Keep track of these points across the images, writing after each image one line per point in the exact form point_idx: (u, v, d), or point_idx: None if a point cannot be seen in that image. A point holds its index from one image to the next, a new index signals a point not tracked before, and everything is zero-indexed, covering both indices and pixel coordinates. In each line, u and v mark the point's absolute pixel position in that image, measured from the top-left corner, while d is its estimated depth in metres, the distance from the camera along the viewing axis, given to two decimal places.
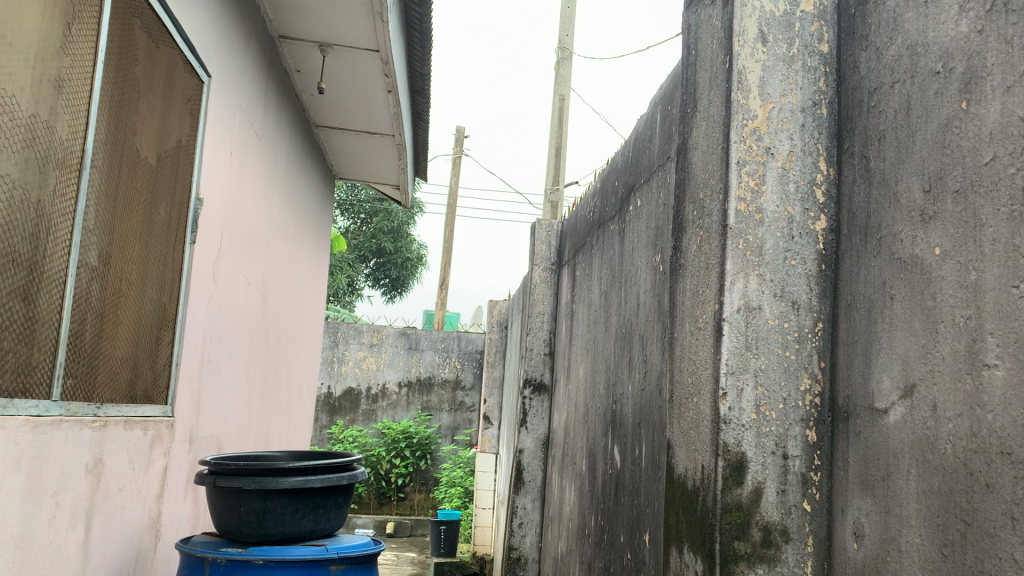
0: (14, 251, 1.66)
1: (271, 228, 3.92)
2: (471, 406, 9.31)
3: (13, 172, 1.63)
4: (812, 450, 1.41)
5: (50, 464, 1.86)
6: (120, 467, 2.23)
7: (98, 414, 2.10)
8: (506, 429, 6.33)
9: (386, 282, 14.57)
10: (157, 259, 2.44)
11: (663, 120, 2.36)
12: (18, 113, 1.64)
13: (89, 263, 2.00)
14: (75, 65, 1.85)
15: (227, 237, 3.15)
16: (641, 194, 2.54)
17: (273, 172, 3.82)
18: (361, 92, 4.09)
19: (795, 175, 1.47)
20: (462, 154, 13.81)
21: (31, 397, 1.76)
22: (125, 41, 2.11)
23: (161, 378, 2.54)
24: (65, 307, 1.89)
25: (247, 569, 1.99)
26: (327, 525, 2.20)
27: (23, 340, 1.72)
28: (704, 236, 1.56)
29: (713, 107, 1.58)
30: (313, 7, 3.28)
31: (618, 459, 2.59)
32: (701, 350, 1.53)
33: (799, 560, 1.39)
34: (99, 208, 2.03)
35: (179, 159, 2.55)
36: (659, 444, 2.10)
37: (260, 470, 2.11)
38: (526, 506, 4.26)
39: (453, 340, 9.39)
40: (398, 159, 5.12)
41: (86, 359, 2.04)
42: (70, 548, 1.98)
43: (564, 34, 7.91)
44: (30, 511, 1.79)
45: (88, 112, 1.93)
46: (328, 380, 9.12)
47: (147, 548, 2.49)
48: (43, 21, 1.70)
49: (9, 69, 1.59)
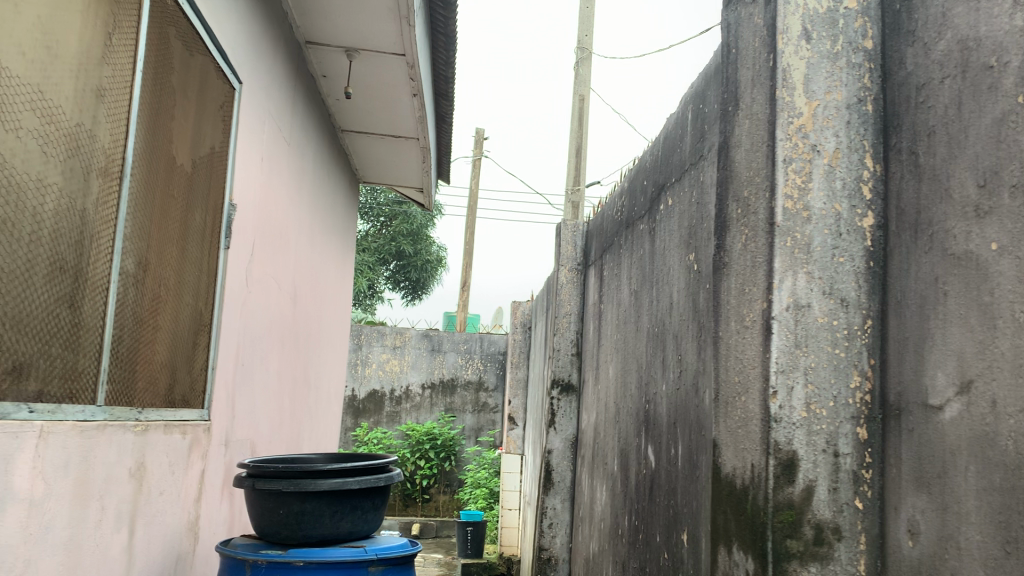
0: (62, 259, 1.69)
1: (300, 232, 3.94)
2: (494, 407, 9.35)
3: (59, 181, 1.66)
4: (863, 448, 1.40)
5: (95, 470, 1.88)
6: (160, 470, 2.26)
7: (140, 418, 2.13)
8: (532, 430, 6.25)
9: (406, 285, 14.64)
10: (193, 267, 2.47)
11: (693, 119, 2.35)
12: (63, 122, 1.67)
13: (128, 270, 2.02)
14: (115, 73, 1.88)
15: (259, 245, 3.19)
16: (672, 192, 2.54)
17: (301, 177, 3.85)
18: (387, 96, 4.11)
19: (841, 172, 1.47)
20: (481, 157, 13.90)
21: (78, 402, 1.79)
22: (161, 50, 2.13)
23: (199, 383, 2.58)
24: (107, 315, 1.91)
25: (288, 570, 2.02)
26: (364, 527, 2.23)
27: (70, 347, 1.75)
28: (750, 235, 1.55)
29: (755, 105, 1.57)
30: (341, 12, 3.30)
31: (652, 459, 2.59)
32: (748, 349, 1.52)
33: (853, 558, 1.38)
34: (137, 216, 2.05)
35: (213, 165, 2.58)
36: (696, 446, 2.09)
37: (298, 472, 2.13)
38: (555, 507, 4.23)
39: (476, 341, 9.43)
40: (422, 163, 5.14)
41: (127, 366, 2.06)
42: (114, 554, 2.01)
43: (583, 34, 7.92)
44: (78, 515, 1.82)
45: (127, 118, 1.95)
46: (353, 381, 9.18)
47: (186, 551, 2.52)
48: (85, 32, 1.73)
49: (54, 80, 1.62)
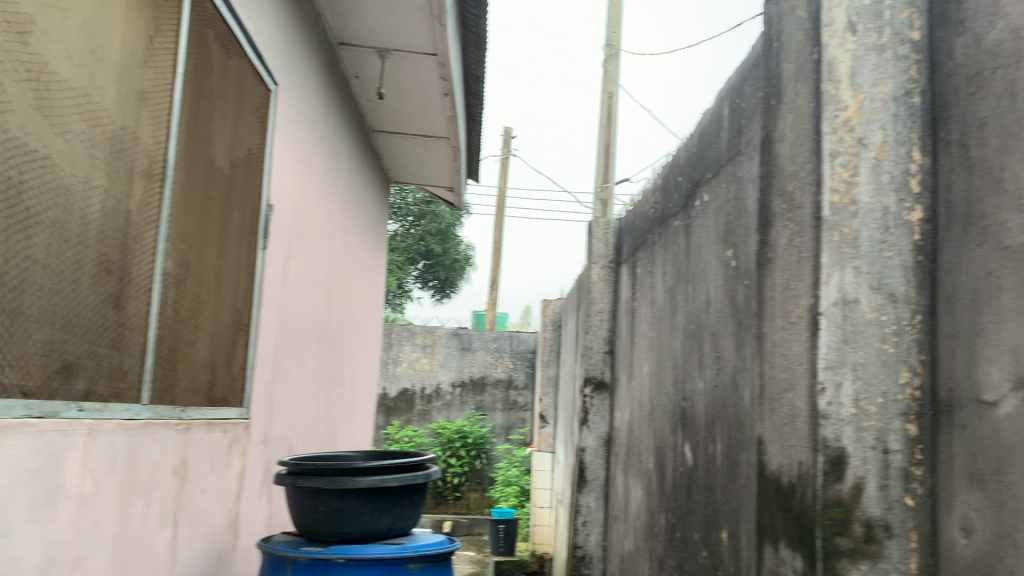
0: (107, 260, 1.71)
1: (333, 232, 3.97)
2: (524, 405, 9.36)
3: (103, 183, 1.68)
4: (913, 445, 1.38)
5: (141, 468, 1.91)
6: (202, 468, 2.29)
7: (183, 417, 2.16)
8: (563, 428, 6.25)
9: (434, 284, 14.70)
10: (232, 267, 2.50)
11: (730, 114, 2.33)
12: (107, 124, 1.69)
13: (170, 271, 2.05)
14: (156, 76, 1.90)
15: (296, 244, 3.23)
16: (708, 188, 2.52)
17: (334, 177, 3.88)
18: (419, 96, 4.13)
19: (888, 165, 1.46)
20: (508, 156, 13.91)
21: (123, 401, 1.82)
22: (200, 53, 2.15)
23: (239, 381, 2.61)
24: (151, 315, 1.94)
25: (328, 567, 2.04)
26: (403, 524, 2.24)
27: (115, 346, 1.77)
28: (796, 230, 1.60)
29: (800, 99, 1.62)
30: (374, 13, 3.31)
31: (689, 457, 2.58)
32: (795, 344, 1.55)
33: (904, 556, 1.35)
34: (178, 217, 2.08)
35: (251, 166, 2.61)
36: (735, 443, 2.07)
37: (337, 470, 2.14)
38: (589, 505, 4.23)
39: (505, 340, 9.43)
40: (452, 162, 5.15)
41: (170, 365, 2.09)
42: (158, 550, 2.04)
43: (611, 30, 7.89)
44: (126, 512, 1.84)
45: (169, 121, 1.97)
46: (384, 380, 9.24)
47: (227, 548, 2.55)
48: (128, 36, 1.75)
49: (98, 83, 1.64)
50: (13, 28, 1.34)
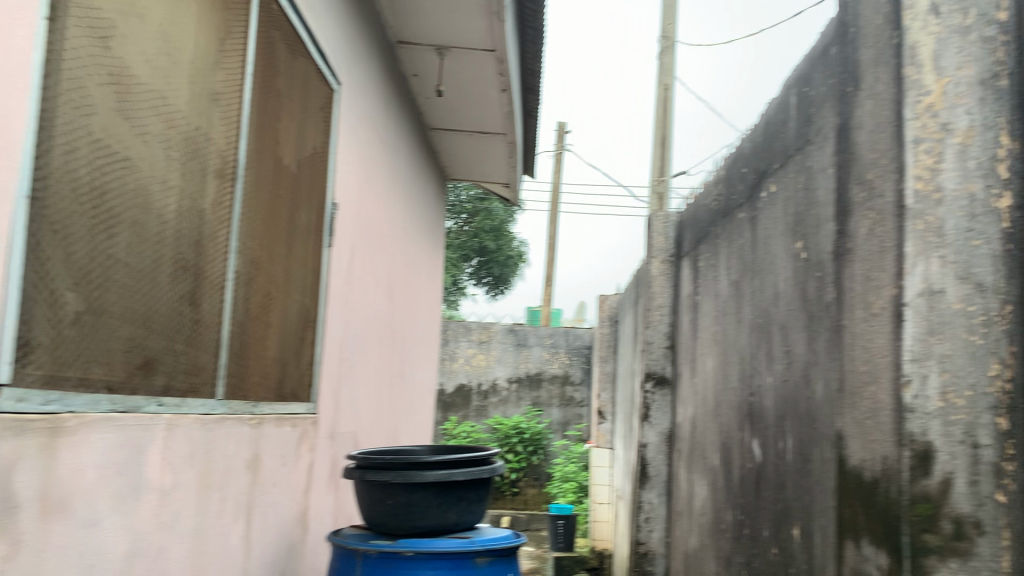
0: (183, 258, 1.75)
1: (393, 229, 4.01)
2: (581, 401, 9.33)
3: (179, 183, 1.72)
4: (1004, 440, 1.35)
5: (216, 461, 1.95)
6: (273, 462, 2.34)
7: (254, 412, 2.20)
8: (621, 424, 6.21)
9: (489, 280, 14.76)
10: (300, 265, 2.54)
11: (797, 103, 2.28)
12: (183, 125, 1.73)
13: (241, 269, 2.09)
14: (227, 77, 1.93)
15: (360, 242, 3.27)
16: (775, 179, 2.48)
17: (394, 174, 3.91)
18: (477, 92, 4.14)
19: (975, 151, 1.44)
20: (562, 151, 13.87)
21: (200, 396, 1.86)
22: (268, 54, 2.19)
23: (307, 377, 2.65)
24: (224, 311, 1.98)
25: (398, 560, 2.06)
26: (469, 518, 2.25)
27: (192, 342, 1.82)
28: (876, 219, 1.56)
29: (880, 84, 1.59)
30: (433, 10, 3.33)
31: (758, 453, 2.54)
32: (877, 337, 1.52)
33: (995, 554, 1.32)
34: (249, 215, 2.12)
35: (316, 165, 2.64)
36: (807, 439, 2.03)
37: (404, 464, 2.16)
38: (652, 501, 4.19)
39: (561, 336, 9.39)
40: (509, 158, 5.15)
41: (243, 361, 2.14)
42: (233, 542, 2.08)
43: (666, 22, 7.81)
44: (203, 504, 1.89)
45: (239, 120, 2.01)
46: (441, 376, 9.31)
47: (297, 541, 2.59)
48: (200, 38, 1.79)
49: (174, 85, 1.68)
50: (95, 33, 1.38)
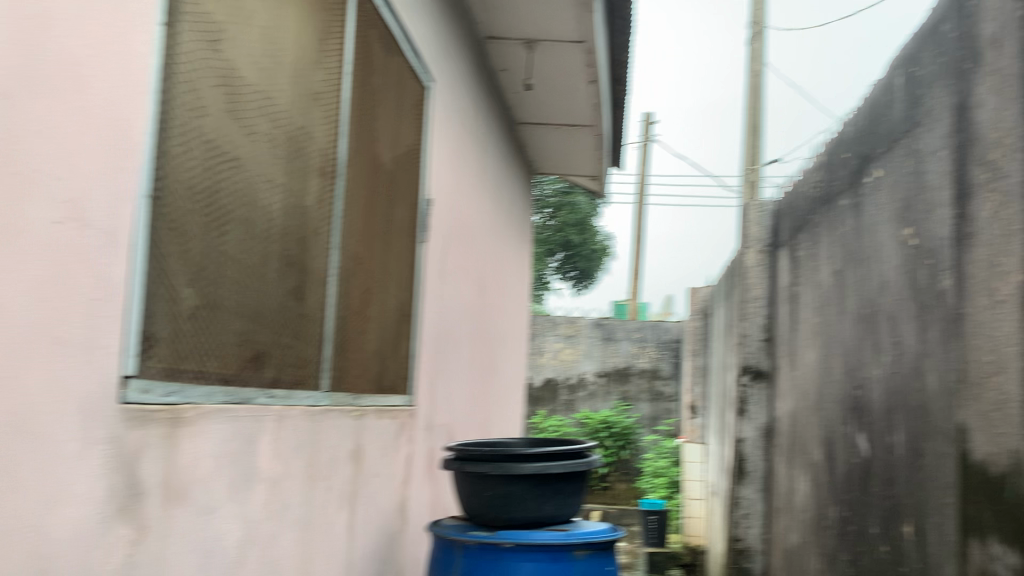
0: (290, 254, 1.80)
1: (484, 223, 4.04)
2: (670, 395, 9.23)
3: (285, 181, 1.77)
4: None
5: (322, 451, 2.01)
6: (374, 453, 2.39)
7: (357, 404, 2.25)
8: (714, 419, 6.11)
9: (574, 274, 14.74)
10: (397, 260, 2.58)
11: (903, 84, 2.20)
12: (287, 124, 1.78)
13: (343, 265, 2.14)
14: (328, 76, 1.98)
15: (453, 237, 3.31)
16: (880, 164, 2.39)
17: (484, 169, 3.94)
18: (566, 85, 4.13)
19: None
20: (648, 143, 13.73)
21: (306, 388, 1.92)
22: (365, 53, 2.23)
23: (405, 370, 2.70)
24: (327, 306, 2.03)
25: (495, 551, 2.07)
26: (567, 511, 2.25)
27: (298, 336, 1.87)
28: (1001, 201, 1.51)
29: (1003, 59, 1.53)
30: (523, 4, 3.34)
31: (864, 448, 2.46)
32: (1002, 324, 1.48)
33: None
34: (349, 212, 2.17)
35: (411, 162, 2.68)
36: (919, 432, 1.96)
37: (502, 456, 2.17)
38: (749, 497, 4.11)
39: (649, 330, 9.32)
40: (597, 150, 5.13)
41: (345, 354, 2.19)
42: (338, 531, 2.13)
43: (755, 8, 7.63)
44: (311, 493, 1.94)
45: (339, 119, 2.06)
46: (529, 371, 9.34)
47: (397, 531, 2.64)
48: (302, 39, 1.83)
49: (279, 85, 1.73)
50: (207, 37, 1.43)
